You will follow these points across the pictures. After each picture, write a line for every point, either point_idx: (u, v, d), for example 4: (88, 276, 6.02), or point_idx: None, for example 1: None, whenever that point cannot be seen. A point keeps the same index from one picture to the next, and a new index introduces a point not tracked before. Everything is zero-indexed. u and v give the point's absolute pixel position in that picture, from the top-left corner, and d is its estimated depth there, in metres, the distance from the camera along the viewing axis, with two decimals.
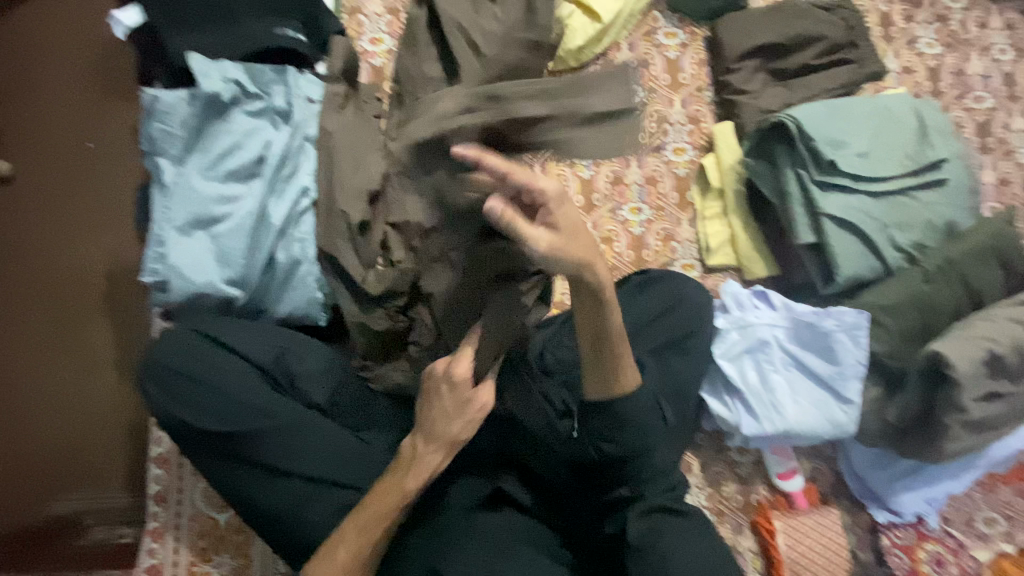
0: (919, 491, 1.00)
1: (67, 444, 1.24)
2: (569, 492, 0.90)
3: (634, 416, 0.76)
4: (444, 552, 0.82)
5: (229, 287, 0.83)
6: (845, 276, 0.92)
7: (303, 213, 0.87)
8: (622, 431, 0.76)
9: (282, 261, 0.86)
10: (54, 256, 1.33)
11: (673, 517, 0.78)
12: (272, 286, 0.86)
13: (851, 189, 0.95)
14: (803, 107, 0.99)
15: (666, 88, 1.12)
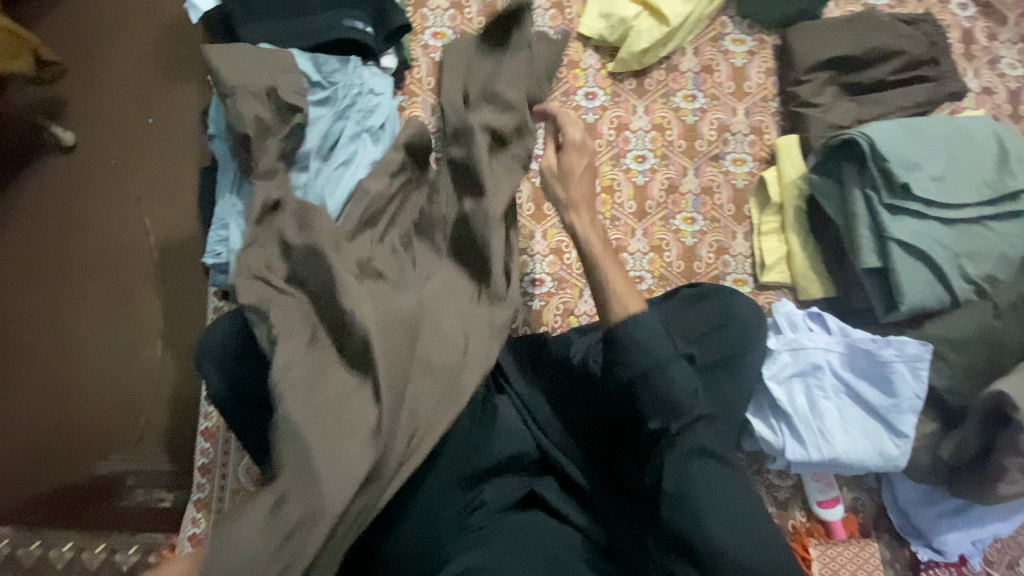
0: (966, 532, 0.96)
1: (114, 407, 1.30)
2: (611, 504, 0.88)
3: (635, 337, 0.70)
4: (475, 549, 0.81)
5: None
6: (909, 305, 0.88)
7: None
8: (622, 354, 0.70)
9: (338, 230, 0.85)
10: (113, 227, 1.38)
11: (705, 452, 0.67)
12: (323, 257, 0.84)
13: (923, 213, 0.90)
14: (877, 124, 0.95)
15: (730, 96, 1.09)
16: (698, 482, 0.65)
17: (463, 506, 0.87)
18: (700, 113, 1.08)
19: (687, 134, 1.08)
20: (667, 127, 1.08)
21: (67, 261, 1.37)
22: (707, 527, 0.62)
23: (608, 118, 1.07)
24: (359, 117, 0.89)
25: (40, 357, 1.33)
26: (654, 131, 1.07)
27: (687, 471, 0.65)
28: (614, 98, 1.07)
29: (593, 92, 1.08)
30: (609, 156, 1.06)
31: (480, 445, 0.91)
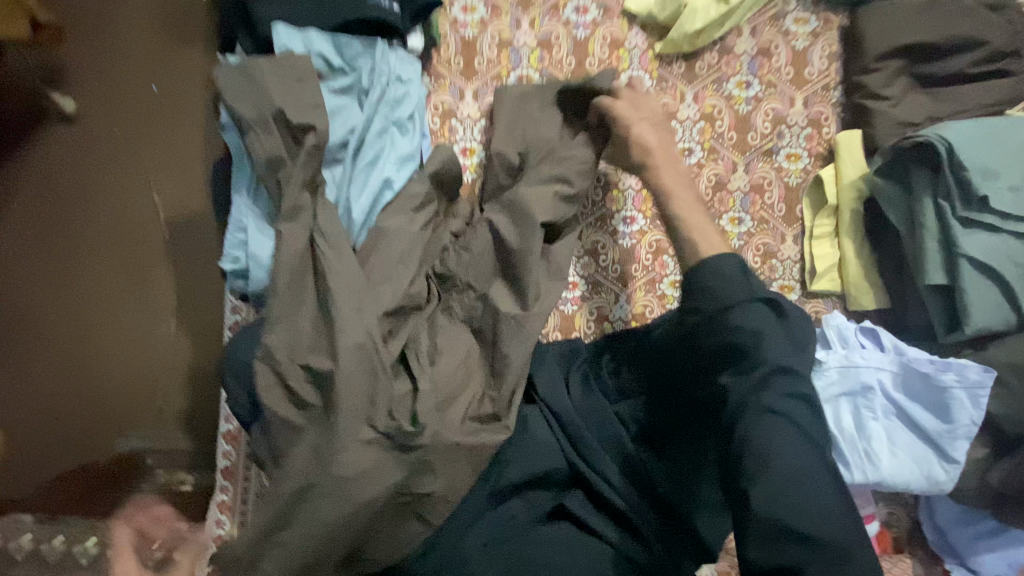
0: (1004, 554, 0.94)
1: (130, 386, 1.26)
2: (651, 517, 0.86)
3: (712, 275, 0.65)
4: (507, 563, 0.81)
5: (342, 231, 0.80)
6: (975, 327, 0.82)
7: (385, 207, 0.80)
8: (695, 295, 0.66)
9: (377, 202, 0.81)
10: (122, 202, 1.31)
11: (775, 405, 0.57)
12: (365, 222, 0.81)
13: (998, 227, 0.83)
14: (955, 125, 0.86)
15: (788, 84, 0.99)
16: (764, 429, 0.56)
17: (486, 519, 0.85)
18: (754, 103, 0.99)
19: (739, 126, 0.98)
20: (717, 118, 0.99)
21: (75, 236, 1.31)
22: (766, 471, 0.54)
23: None
24: (384, 108, 0.81)
25: (53, 333, 1.28)
26: (703, 122, 0.98)
27: (754, 420, 0.57)
28: (661, 84, 0.97)
29: (638, 76, 0.98)
30: None
31: (524, 455, 0.88)
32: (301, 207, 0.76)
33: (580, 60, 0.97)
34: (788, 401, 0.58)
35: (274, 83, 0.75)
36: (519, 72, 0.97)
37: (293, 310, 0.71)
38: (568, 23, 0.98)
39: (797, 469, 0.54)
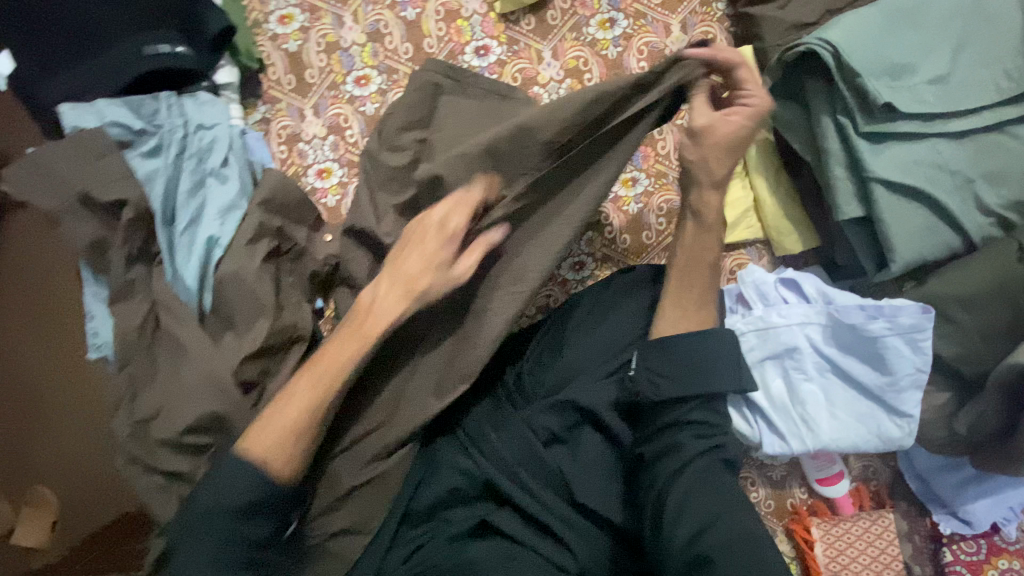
0: (997, 498, 0.81)
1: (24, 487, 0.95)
2: (569, 520, 0.81)
3: (692, 351, 0.72)
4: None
5: (182, 291, 0.75)
6: (904, 259, 0.68)
7: (219, 266, 0.76)
8: (668, 365, 0.72)
9: (208, 257, 0.76)
10: None
11: (715, 471, 0.69)
12: (203, 278, 0.76)
13: (917, 134, 0.67)
14: (851, 15, 0.69)
15: (659, 10, 0.84)
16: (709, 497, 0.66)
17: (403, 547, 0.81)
18: (624, 41, 0.85)
19: (611, 73, 0.85)
20: (584, 71, 0.86)
21: None
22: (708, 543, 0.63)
23: (510, 74, 0.86)
24: (196, 162, 0.76)
25: None
26: (569, 79, 0.85)
27: (698, 483, 0.68)
28: (511, 48, 0.85)
29: (485, 46, 0.86)
30: None
31: (439, 474, 0.84)
32: (136, 286, 0.74)
33: (417, 43, 0.87)
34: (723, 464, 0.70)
35: (66, 165, 0.72)
36: (356, 75, 0.88)
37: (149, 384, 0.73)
38: (394, 5, 0.87)
39: (739, 530, 0.64)
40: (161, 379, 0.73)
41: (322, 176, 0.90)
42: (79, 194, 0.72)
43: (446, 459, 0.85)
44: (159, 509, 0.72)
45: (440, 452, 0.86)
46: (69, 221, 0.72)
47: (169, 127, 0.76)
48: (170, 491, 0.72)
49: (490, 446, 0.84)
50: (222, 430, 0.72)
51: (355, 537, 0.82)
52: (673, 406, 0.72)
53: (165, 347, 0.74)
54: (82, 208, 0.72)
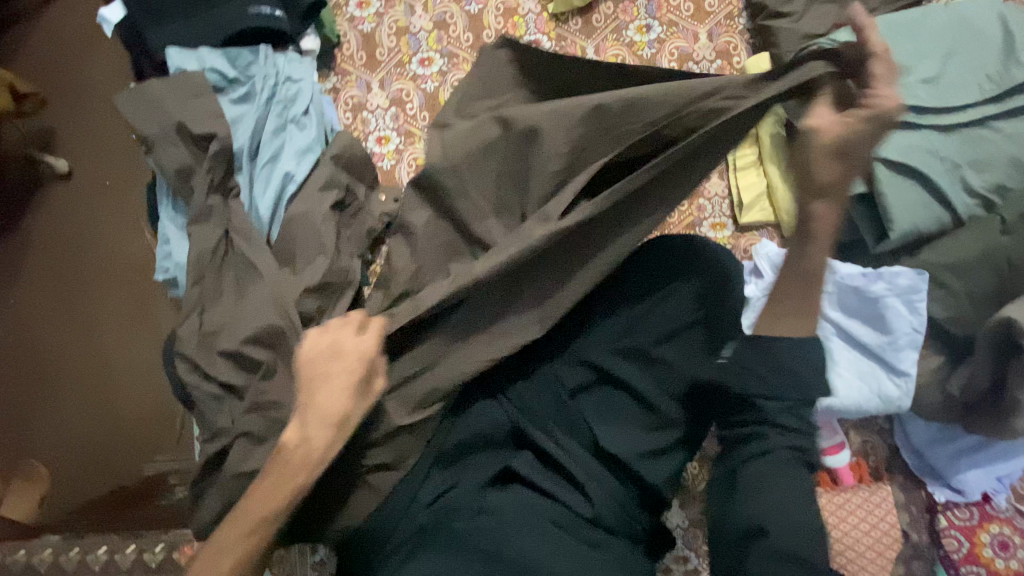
0: (987, 467, 0.87)
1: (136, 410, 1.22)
2: (597, 474, 0.84)
3: None
4: (445, 524, 0.79)
5: (256, 218, 0.83)
6: (902, 229, 0.79)
7: (291, 199, 0.84)
8: None
9: (282, 190, 0.84)
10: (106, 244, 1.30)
11: (778, 468, 0.81)
12: (275, 209, 0.84)
13: (912, 124, 0.80)
14: (856, 26, 0.83)
15: (689, 20, 0.98)
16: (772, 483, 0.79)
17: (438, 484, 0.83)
18: (658, 45, 0.98)
19: (645, 71, 0.97)
20: (622, 67, 0.98)
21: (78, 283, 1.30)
22: (771, 539, 0.75)
23: None
24: (280, 108, 0.86)
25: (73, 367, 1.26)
26: (608, 73, 0.97)
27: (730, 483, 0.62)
28: (559, 43, 0.98)
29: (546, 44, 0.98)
30: None
31: (464, 429, 0.84)
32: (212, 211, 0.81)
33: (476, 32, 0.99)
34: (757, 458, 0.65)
35: (170, 100, 0.81)
36: (420, 56, 1.00)
37: (215, 300, 0.79)
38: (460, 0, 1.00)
39: (788, 524, 0.76)
40: (229, 297, 0.79)
41: (381, 143, 0.99)
42: (177, 124, 0.80)
43: (472, 417, 0.85)
44: (209, 418, 0.75)
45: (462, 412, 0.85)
46: (164, 148, 0.80)
47: (261, 76, 0.86)
48: (222, 401, 0.76)
49: (544, 405, 0.86)
50: (277, 345, 0.76)
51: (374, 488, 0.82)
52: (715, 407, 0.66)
53: (234, 269, 0.81)
54: (176, 138, 0.81)
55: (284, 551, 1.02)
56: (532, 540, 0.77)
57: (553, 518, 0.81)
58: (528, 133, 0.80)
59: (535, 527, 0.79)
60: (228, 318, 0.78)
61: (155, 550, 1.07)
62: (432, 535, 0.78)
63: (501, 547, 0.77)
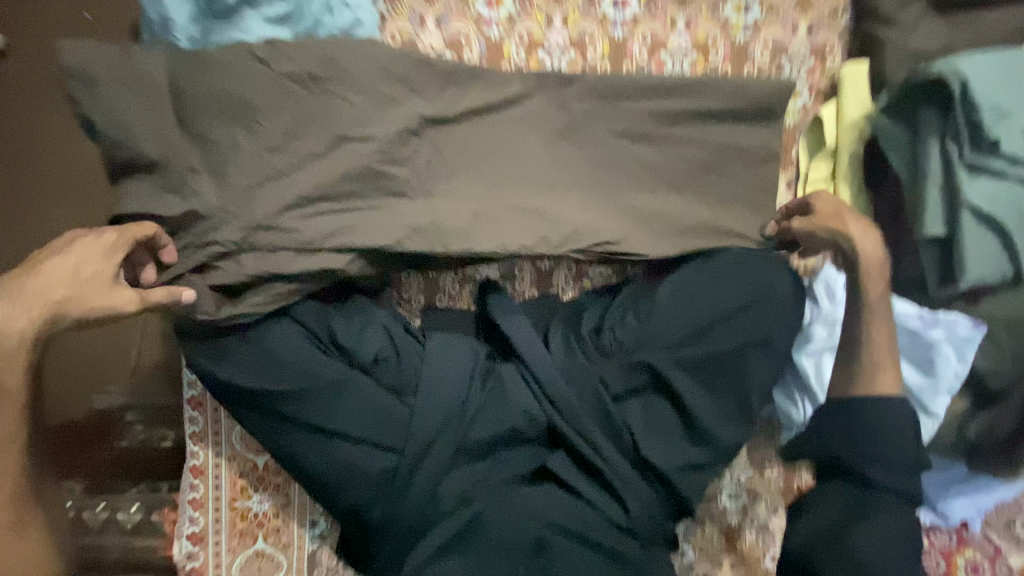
0: (971, 499, 0.94)
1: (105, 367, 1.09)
2: (647, 390, 0.88)
3: (877, 422, 0.75)
4: (502, 425, 0.85)
5: (274, 27, 0.72)
6: (970, 280, 0.78)
7: (349, 24, 0.75)
8: (861, 437, 0.75)
9: (326, 28, 0.73)
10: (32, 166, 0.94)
11: (883, 507, 0.72)
12: (316, 15, 0.73)
13: (1007, 173, 0.76)
14: (973, 55, 0.77)
15: (792, 8, 0.89)
16: (875, 529, 0.70)
17: (431, 511, 0.82)
18: (754, 30, 0.89)
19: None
20: (711, 49, 0.89)
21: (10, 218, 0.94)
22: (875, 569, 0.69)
23: (641, 33, 0.88)
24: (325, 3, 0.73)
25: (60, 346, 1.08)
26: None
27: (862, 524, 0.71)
28: (648, 8, 0.87)
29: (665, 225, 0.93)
30: (644, 9, 0.87)
31: (468, 359, 0.86)
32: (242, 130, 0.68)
33: None
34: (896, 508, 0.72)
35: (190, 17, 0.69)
36: None
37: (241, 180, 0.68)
38: None
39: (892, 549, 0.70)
40: (259, 244, 0.67)
41: (440, 34, 0.84)
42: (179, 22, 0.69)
43: (460, 360, 0.85)
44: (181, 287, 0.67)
45: (451, 349, 0.86)
46: (197, 57, 0.67)
47: None
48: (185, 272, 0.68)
49: (605, 313, 0.91)
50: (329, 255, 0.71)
51: (395, 408, 0.82)
52: (851, 474, 0.74)
53: None
54: (215, 61, 0.67)
55: (281, 522, 0.96)
56: (598, 424, 0.86)
57: (613, 424, 0.86)
58: (673, 84, 0.85)
59: (591, 413, 0.86)
60: (265, 268, 0.68)
61: (130, 511, 0.99)
62: (498, 421, 0.85)
63: (547, 413, 0.87)
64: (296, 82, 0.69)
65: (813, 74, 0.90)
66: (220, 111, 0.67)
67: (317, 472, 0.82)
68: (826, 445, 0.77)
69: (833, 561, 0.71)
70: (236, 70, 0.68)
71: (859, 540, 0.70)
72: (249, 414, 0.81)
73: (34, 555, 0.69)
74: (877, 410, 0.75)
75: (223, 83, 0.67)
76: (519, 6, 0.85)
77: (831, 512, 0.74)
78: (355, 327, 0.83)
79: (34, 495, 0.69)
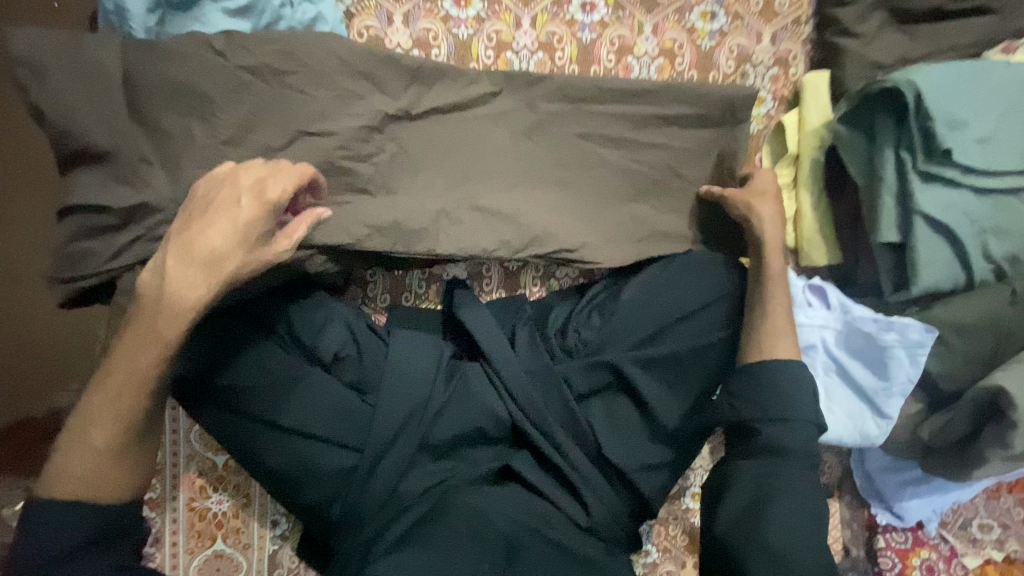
0: (926, 500, 0.97)
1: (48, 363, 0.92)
2: (611, 391, 0.89)
3: (778, 380, 0.76)
4: (465, 423, 0.85)
5: (234, 19, 0.71)
6: (923, 285, 0.80)
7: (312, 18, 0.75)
8: (756, 395, 0.76)
9: (288, 21, 0.73)
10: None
11: (784, 470, 0.73)
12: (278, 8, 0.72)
13: (957, 182, 0.79)
14: (926, 67, 0.79)
15: (757, 17, 0.90)
16: (776, 492, 0.71)
17: (390, 509, 0.82)
18: (719, 37, 0.90)
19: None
20: (677, 55, 0.90)
21: None
22: (777, 535, 0.69)
23: (609, 37, 0.89)
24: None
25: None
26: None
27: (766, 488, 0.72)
28: (616, 13, 0.88)
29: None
30: (612, 12, 0.88)
31: (432, 357, 0.86)
32: (199, 123, 0.67)
33: None
34: (795, 469, 0.73)
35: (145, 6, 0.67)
36: None
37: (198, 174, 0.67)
38: None
39: (794, 515, 0.70)
40: None
41: (407, 32, 0.84)
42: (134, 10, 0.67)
43: (423, 358, 0.85)
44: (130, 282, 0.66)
45: (414, 347, 0.86)
46: (153, 48, 0.66)
47: None
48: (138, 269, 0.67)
49: (571, 314, 0.92)
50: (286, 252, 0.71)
51: (357, 405, 0.82)
52: (751, 432, 0.75)
53: None
54: (173, 52, 0.67)
55: (242, 523, 0.94)
56: (561, 423, 0.86)
57: (576, 424, 0.86)
58: (640, 88, 0.86)
59: (554, 412, 0.87)
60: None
61: None
62: (461, 420, 0.85)
63: (510, 413, 0.87)
64: (256, 76, 0.69)
65: (776, 81, 0.92)
66: (177, 103, 0.66)
67: (275, 471, 0.81)
68: (728, 404, 0.79)
69: (751, 546, 0.69)
70: (194, 62, 0.67)
71: (767, 510, 0.70)
72: (206, 411, 0.80)
73: (111, 476, 0.62)
74: (778, 367, 0.77)
75: (180, 76, 0.66)
76: (487, 6, 0.86)
77: (747, 481, 0.74)
78: (318, 323, 0.83)
79: (137, 449, 0.64)
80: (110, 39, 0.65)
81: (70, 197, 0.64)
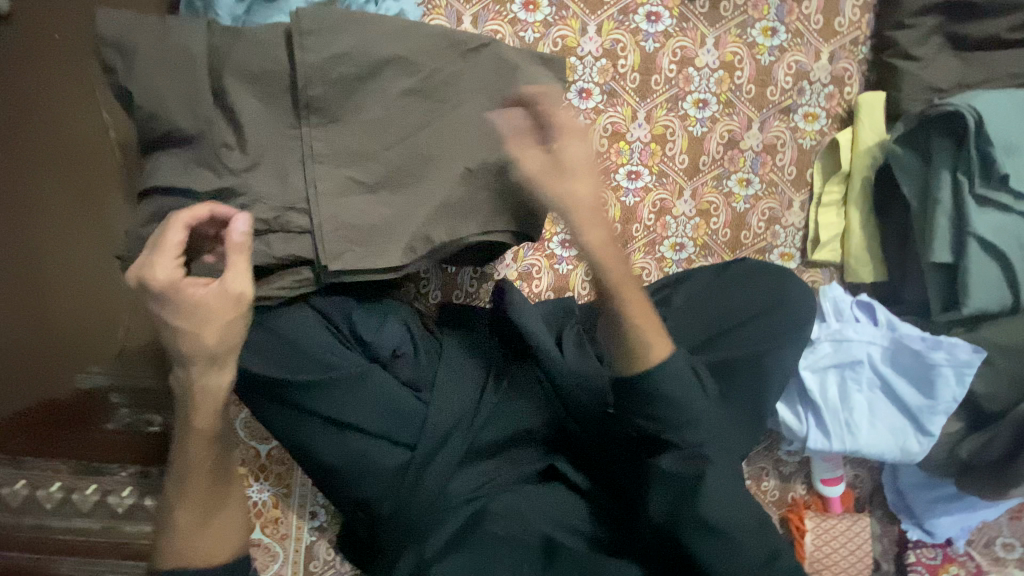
0: (958, 517, 0.97)
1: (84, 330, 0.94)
2: None
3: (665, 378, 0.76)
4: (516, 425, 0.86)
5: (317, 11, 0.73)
6: (973, 306, 0.81)
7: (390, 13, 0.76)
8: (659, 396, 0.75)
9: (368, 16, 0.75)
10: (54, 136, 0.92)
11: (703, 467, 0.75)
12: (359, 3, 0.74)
13: (1010, 206, 0.80)
14: (984, 93, 0.81)
15: (816, 35, 0.92)
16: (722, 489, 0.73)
17: (439, 509, 0.81)
18: (779, 53, 0.92)
19: (734, 224, 0.95)
20: (736, 68, 0.92)
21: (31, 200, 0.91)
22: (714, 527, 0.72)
23: (672, 47, 0.90)
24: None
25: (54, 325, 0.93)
26: (652, 144, 0.91)
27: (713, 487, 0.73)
28: (680, 23, 0.89)
29: (681, 241, 0.95)
30: (675, 24, 0.90)
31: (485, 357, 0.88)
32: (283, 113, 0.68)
33: None
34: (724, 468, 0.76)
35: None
36: None
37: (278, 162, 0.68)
38: None
39: (737, 513, 0.73)
40: (293, 226, 0.68)
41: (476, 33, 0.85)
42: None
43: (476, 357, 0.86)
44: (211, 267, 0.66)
45: (469, 346, 0.87)
46: (239, 35, 0.67)
47: None
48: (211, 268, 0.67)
49: None
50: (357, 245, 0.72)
51: (412, 403, 0.82)
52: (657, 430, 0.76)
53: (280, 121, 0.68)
54: (259, 40, 0.67)
55: (280, 513, 0.94)
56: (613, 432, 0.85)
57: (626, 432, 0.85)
58: None
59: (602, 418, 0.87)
60: (296, 253, 0.69)
61: (122, 495, 0.92)
62: (512, 421, 0.85)
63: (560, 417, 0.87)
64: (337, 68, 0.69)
65: (830, 99, 0.94)
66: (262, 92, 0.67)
67: (326, 465, 0.80)
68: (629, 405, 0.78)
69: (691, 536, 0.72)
70: (279, 50, 0.67)
71: (707, 506, 0.72)
72: (263, 402, 0.79)
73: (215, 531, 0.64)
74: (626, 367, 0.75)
75: (265, 64, 0.67)
76: (556, 12, 0.87)
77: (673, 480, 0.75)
78: (378, 320, 0.84)
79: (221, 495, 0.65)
80: (198, 24, 0.66)
81: (152, 179, 0.65)
